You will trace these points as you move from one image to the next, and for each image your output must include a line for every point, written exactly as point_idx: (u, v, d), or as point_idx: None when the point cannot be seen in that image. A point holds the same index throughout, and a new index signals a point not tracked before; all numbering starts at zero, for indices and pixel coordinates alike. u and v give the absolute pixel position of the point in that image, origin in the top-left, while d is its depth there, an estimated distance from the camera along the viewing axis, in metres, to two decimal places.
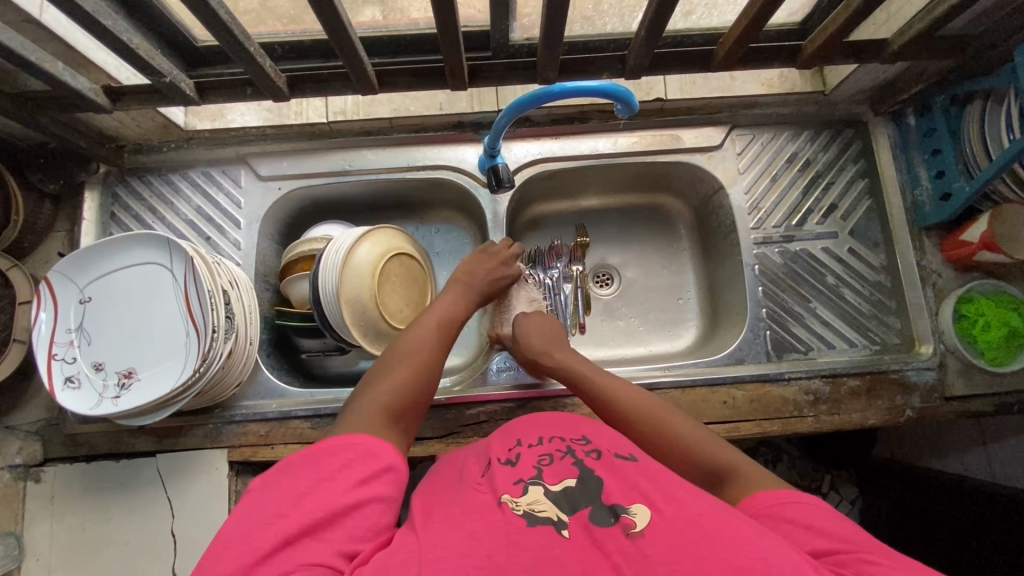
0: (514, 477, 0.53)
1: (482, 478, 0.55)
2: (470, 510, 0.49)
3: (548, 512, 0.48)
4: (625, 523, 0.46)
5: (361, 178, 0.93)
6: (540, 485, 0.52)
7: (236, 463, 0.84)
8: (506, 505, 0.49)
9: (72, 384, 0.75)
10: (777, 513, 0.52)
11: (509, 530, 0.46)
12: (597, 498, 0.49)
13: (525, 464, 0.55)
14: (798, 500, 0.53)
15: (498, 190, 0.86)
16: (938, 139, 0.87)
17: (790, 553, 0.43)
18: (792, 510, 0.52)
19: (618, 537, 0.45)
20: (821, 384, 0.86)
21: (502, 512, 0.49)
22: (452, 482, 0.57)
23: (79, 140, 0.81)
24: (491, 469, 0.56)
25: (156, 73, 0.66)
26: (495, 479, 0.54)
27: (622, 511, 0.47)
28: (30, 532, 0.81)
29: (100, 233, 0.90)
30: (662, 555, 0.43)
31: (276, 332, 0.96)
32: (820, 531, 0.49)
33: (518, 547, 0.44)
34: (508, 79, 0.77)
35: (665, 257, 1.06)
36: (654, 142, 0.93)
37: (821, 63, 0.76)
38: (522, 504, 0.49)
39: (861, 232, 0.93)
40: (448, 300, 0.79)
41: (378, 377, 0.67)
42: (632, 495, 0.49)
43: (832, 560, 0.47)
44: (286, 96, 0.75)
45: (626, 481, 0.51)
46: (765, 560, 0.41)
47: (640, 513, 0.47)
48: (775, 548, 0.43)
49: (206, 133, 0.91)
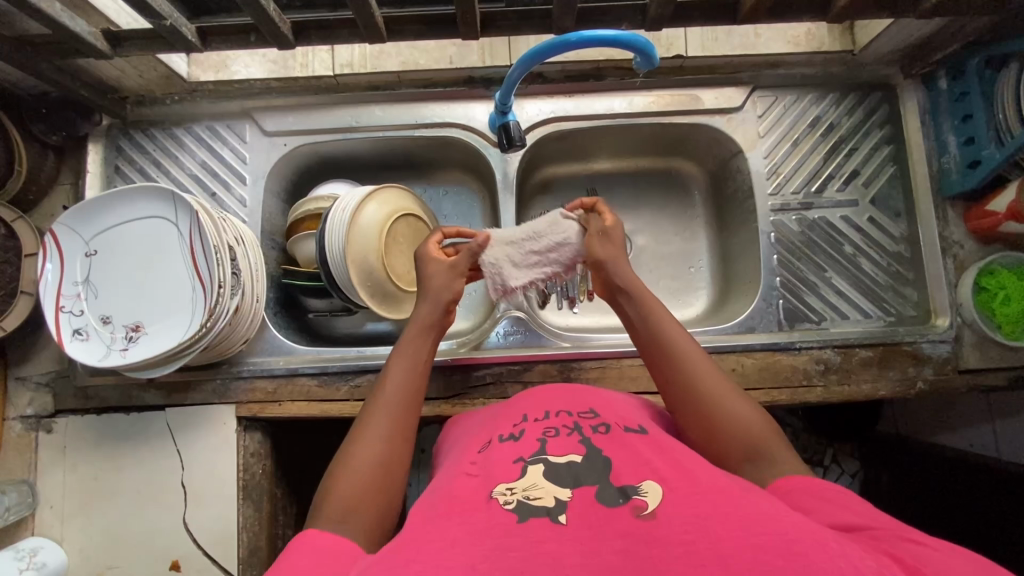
0: (513, 456, 0.53)
1: (481, 457, 0.55)
2: (473, 492, 0.49)
3: (544, 500, 0.47)
4: (635, 504, 0.45)
5: (367, 135, 0.91)
6: (542, 462, 0.51)
7: (244, 418, 0.85)
8: (494, 500, 0.47)
9: (80, 336, 0.75)
10: (809, 491, 0.49)
11: (500, 522, 0.44)
12: (606, 477, 0.49)
13: (528, 441, 0.55)
14: (823, 482, 0.50)
15: (509, 150, 0.84)
16: (969, 104, 0.82)
17: (815, 530, 0.40)
18: (819, 489, 0.49)
19: (628, 517, 0.44)
20: (833, 354, 0.85)
21: (489, 510, 0.46)
22: (454, 465, 0.57)
23: (81, 90, 0.79)
24: (491, 448, 0.56)
25: (156, 16, 0.64)
26: (496, 458, 0.53)
27: (632, 492, 0.46)
28: (43, 480, 0.83)
29: (104, 186, 0.89)
30: (673, 534, 0.41)
31: (283, 291, 0.95)
32: (852, 509, 0.46)
33: (515, 534, 0.43)
34: (521, 30, 0.74)
35: (678, 224, 1.04)
36: (673, 102, 0.90)
37: (852, 17, 0.72)
38: (514, 495, 0.47)
39: (882, 201, 0.91)
40: (422, 315, 0.70)
41: (351, 449, 0.57)
42: (642, 473, 0.48)
43: (866, 534, 0.43)
44: (291, 45, 0.72)
45: (634, 458, 0.51)
46: (785, 535, 0.39)
47: (651, 492, 0.46)
48: (795, 525, 0.40)
49: (209, 86, 0.89)
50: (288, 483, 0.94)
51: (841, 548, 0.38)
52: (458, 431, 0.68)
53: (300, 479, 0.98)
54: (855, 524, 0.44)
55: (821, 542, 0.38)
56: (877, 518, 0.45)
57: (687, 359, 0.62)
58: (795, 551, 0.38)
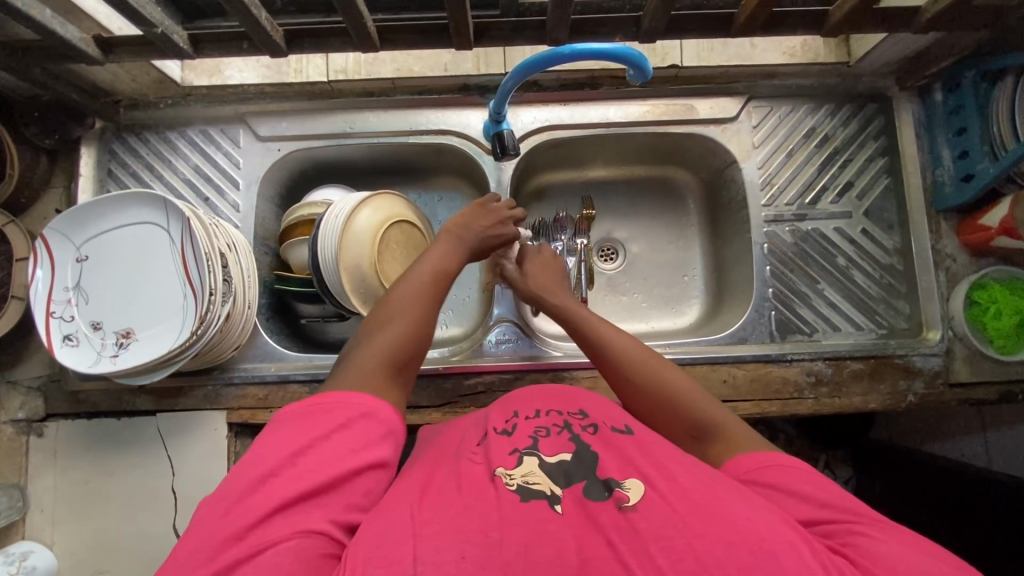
0: (509, 448, 0.52)
1: (479, 449, 0.55)
2: (464, 480, 0.49)
3: (542, 485, 0.47)
4: (618, 497, 0.45)
5: (361, 141, 0.90)
6: (536, 455, 0.50)
7: (236, 424, 0.85)
8: (499, 480, 0.48)
9: (71, 342, 0.74)
10: (763, 476, 0.51)
11: (492, 510, 0.45)
12: (592, 471, 0.48)
13: (520, 436, 0.54)
14: (800, 465, 0.51)
15: (503, 158, 0.83)
16: (964, 116, 0.82)
17: (785, 526, 0.42)
18: (778, 469, 0.51)
19: (611, 510, 0.44)
20: (824, 366, 0.85)
21: (481, 500, 0.46)
22: (445, 452, 0.57)
23: (74, 94, 0.79)
24: (484, 443, 0.55)
25: (146, 24, 0.63)
26: (489, 450, 0.53)
27: (615, 485, 0.46)
28: (34, 484, 0.83)
29: (97, 190, 0.88)
30: (654, 530, 0.42)
31: (275, 296, 0.95)
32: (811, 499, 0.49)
33: (505, 524, 0.43)
34: (515, 40, 0.73)
35: (673, 232, 1.04)
36: (667, 111, 0.90)
37: (848, 31, 0.72)
38: (516, 478, 0.48)
39: (876, 213, 0.90)
40: (441, 249, 0.74)
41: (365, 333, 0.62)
42: (628, 469, 0.48)
43: (826, 532, 0.46)
44: (283, 52, 0.71)
45: (621, 454, 0.50)
46: (760, 536, 0.41)
47: (634, 487, 0.46)
48: (771, 526, 0.42)
49: (203, 90, 0.88)
50: None
51: (809, 553, 0.40)
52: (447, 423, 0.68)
53: None
54: (819, 520, 0.47)
55: (793, 543, 0.41)
56: (839, 508, 0.47)
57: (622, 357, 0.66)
58: (767, 550, 0.40)
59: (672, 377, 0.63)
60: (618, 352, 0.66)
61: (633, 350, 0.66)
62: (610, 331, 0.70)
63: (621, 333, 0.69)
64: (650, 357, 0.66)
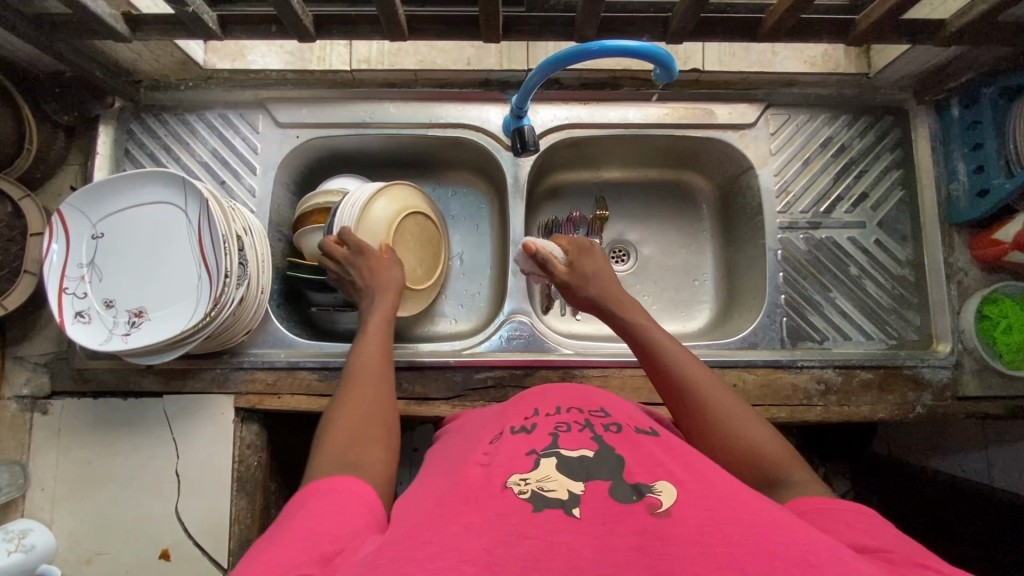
0: (525, 448, 0.51)
1: (498, 445, 0.54)
2: (484, 479, 0.47)
3: (558, 492, 0.45)
4: (649, 501, 0.43)
5: (381, 131, 0.90)
6: (554, 455, 0.49)
7: (243, 410, 0.84)
8: (508, 490, 0.45)
9: (83, 318, 0.74)
10: (826, 514, 0.47)
11: (515, 510, 0.42)
12: (618, 475, 0.47)
13: (540, 434, 0.54)
14: (844, 506, 0.48)
15: (522, 154, 0.84)
16: (981, 132, 0.83)
17: (826, 541, 0.39)
18: (832, 512, 0.47)
19: (642, 514, 0.42)
20: (834, 374, 0.85)
21: (503, 496, 0.44)
22: (460, 456, 0.55)
23: (97, 71, 0.79)
24: (503, 439, 0.54)
25: (179, 2, 0.63)
26: (507, 450, 0.52)
27: (647, 490, 0.44)
28: (36, 461, 0.82)
29: (113, 169, 0.88)
30: (689, 534, 0.39)
31: (287, 284, 0.95)
32: (871, 535, 0.44)
33: (527, 523, 0.41)
34: (543, 36, 0.73)
35: (685, 236, 1.04)
36: (686, 115, 0.90)
37: (870, 42, 0.73)
38: (530, 484, 0.46)
39: (890, 225, 0.91)
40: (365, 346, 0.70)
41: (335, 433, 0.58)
42: (656, 473, 0.47)
43: (882, 557, 0.42)
44: (311, 38, 0.71)
45: (649, 459, 0.49)
46: (804, 547, 0.38)
47: (665, 491, 0.44)
48: (813, 538, 0.39)
49: (225, 74, 0.89)
50: (281, 475, 0.93)
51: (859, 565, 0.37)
52: (459, 429, 0.67)
53: (293, 473, 0.98)
54: (871, 546, 0.43)
55: (842, 558, 0.37)
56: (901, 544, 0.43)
57: (694, 387, 0.62)
58: (810, 562, 0.36)
59: (736, 414, 0.59)
60: (696, 383, 0.62)
61: (704, 382, 0.63)
62: (686, 358, 0.65)
63: (698, 366, 0.64)
64: (726, 396, 0.61)
